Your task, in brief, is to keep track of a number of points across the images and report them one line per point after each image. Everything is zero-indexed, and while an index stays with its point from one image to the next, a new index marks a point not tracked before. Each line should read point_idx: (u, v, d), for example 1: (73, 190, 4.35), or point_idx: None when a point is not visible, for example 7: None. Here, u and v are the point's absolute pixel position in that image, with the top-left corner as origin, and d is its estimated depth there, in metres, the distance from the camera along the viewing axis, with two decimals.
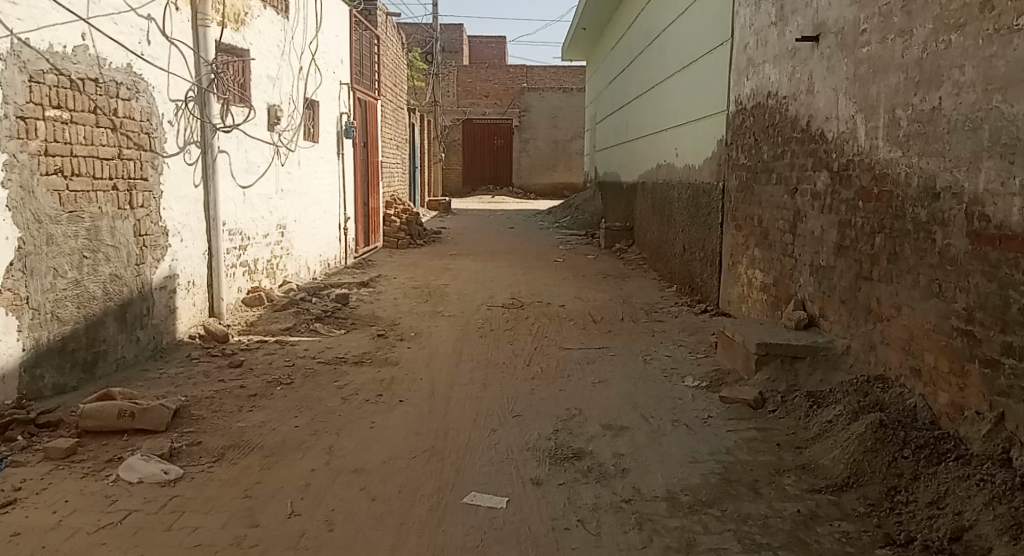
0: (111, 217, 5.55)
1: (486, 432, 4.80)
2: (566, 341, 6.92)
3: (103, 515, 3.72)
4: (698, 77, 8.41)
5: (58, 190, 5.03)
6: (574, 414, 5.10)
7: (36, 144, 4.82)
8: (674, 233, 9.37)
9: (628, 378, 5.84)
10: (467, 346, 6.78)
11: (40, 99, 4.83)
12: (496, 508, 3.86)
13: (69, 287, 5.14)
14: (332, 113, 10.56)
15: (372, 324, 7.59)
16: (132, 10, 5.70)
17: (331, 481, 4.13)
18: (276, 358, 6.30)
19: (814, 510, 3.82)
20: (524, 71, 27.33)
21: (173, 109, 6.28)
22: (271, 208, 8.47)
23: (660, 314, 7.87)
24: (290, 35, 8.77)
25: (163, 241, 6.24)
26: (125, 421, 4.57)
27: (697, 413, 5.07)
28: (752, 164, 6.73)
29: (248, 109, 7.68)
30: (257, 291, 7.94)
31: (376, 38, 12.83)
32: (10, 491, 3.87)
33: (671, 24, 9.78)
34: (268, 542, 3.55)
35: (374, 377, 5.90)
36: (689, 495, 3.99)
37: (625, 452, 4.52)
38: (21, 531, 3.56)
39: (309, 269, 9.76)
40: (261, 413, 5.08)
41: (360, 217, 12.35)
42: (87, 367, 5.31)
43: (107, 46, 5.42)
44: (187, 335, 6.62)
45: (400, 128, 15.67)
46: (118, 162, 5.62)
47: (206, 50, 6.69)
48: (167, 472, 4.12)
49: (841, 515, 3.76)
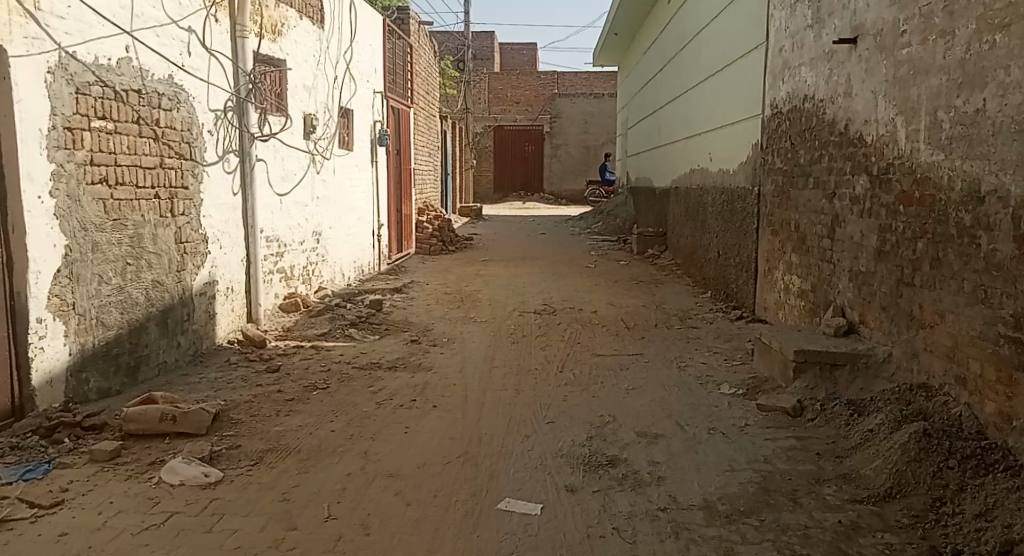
0: (153, 225, 5.66)
1: (520, 439, 4.81)
2: (599, 347, 6.92)
3: (147, 516, 3.79)
4: (732, 80, 8.37)
5: (103, 199, 5.15)
6: (607, 421, 5.10)
7: (82, 154, 4.95)
8: (708, 237, 9.33)
9: (663, 385, 5.83)
10: (500, 352, 6.82)
11: (86, 109, 4.96)
12: (531, 515, 3.88)
13: (114, 293, 5.25)
14: (366, 121, 10.69)
15: (404, 330, 7.64)
16: (174, 23, 5.84)
17: (366, 485, 4.18)
18: (312, 363, 6.38)
19: (856, 522, 3.78)
20: (554, 76, 28.27)
21: (212, 118, 6.42)
22: (308, 215, 8.59)
23: (695, 321, 7.83)
24: (326, 46, 8.91)
25: (204, 248, 6.37)
26: (167, 424, 4.66)
27: (734, 422, 5.04)
28: (789, 168, 6.68)
29: (285, 119, 7.83)
30: (293, 296, 8.07)
31: (409, 46, 13.00)
32: (58, 491, 3.94)
33: (704, 28, 9.77)
34: (305, 546, 3.59)
35: (408, 382, 5.96)
36: (727, 504, 3.96)
37: (660, 460, 4.50)
38: (68, 532, 3.63)
39: (344, 274, 9.88)
40: (297, 417, 5.15)
41: (394, 223, 12.46)
42: (130, 371, 5.42)
43: (150, 58, 5.56)
44: (226, 340, 6.75)
45: (433, 134, 15.75)
46: (160, 171, 5.75)
47: (244, 60, 6.82)
48: (207, 475, 4.20)
49: (884, 527, 3.73)
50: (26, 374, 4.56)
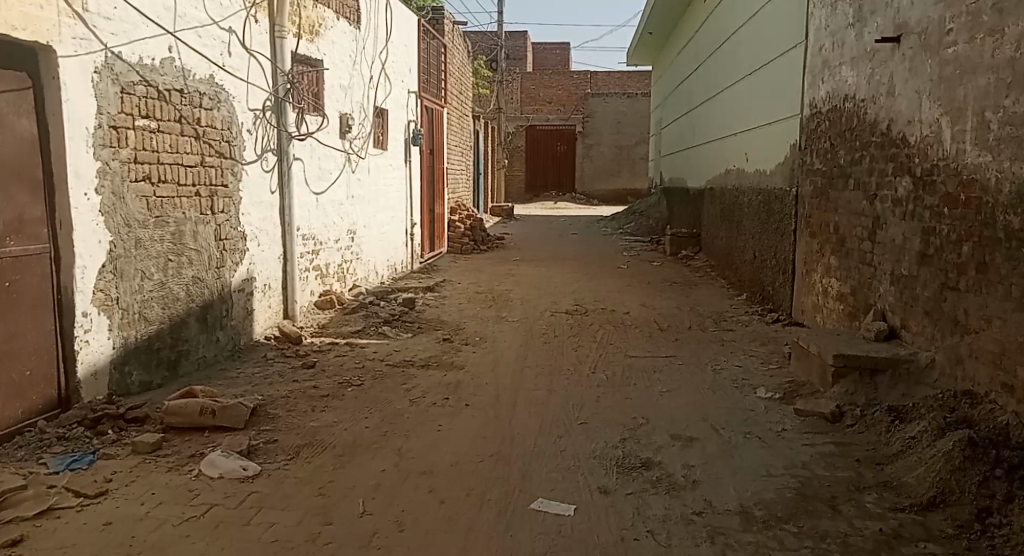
0: (193, 222, 5.77)
1: (553, 439, 4.83)
2: (632, 348, 6.92)
3: (187, 508, 3.87)
4: (770, 80, 8.31)
5: (146, 197, 5.26)
6: (641, 423, 5.10)
7: (127, 152, 5.06)
8: (744, 239, 9.26)
9: (698, 387, 5.81)
10: (532, 352, 6.85)
11: (131, 108, 5.07)
12: (564, 516, 3.90)
13: (156, 288, 5.37)
14: (400, 120, 10.77)
15: (437, 329, 7.69)
16: (215, 24, 5.94)
17: (401, 482, 4.22)
18: (347, 360, 6.46)
19: (897, 530, 3.74)
20: (587, 76, 28.21)
21: (252, 118, 6.52)
22: (343, 214, 8.69)
23: (729, 323, 7.79)
24: (362, 46, 9.00)
25: (242, 245, 6.47)
26: (206, 418, 4.74)
27: (771, 426, 5.02)
28: (828, 169, 6.62)
29: (322, 119, 7.93)
30: (328, 294, 8.16)
31: (443, 46, 13.07)
32: (102, 482, 4.03)
33: (740, 27, 9.71)
34: (341, 541, 3.64)
35: (441, 380, 6.00)
36: (763, 510, 3.95)
37: (695, 463, 4.49)
38: (112, 521, 3.70)
39: (377, 273, 9.97)
40: (332, 414, 5.22)
41: (427, 222, 12.54)
42: (170, 365, 5.53)
43: (192, 59, 5.67)
44: (263, 336, 6.85)
45: (465, 134, 15.82)
46: (200, 169, 5.86)
47: (283, 61, 6.92)
48: (245, 469, 4.28)
49: (927, 537, 3.69)
50: (72, 367, 4.68)
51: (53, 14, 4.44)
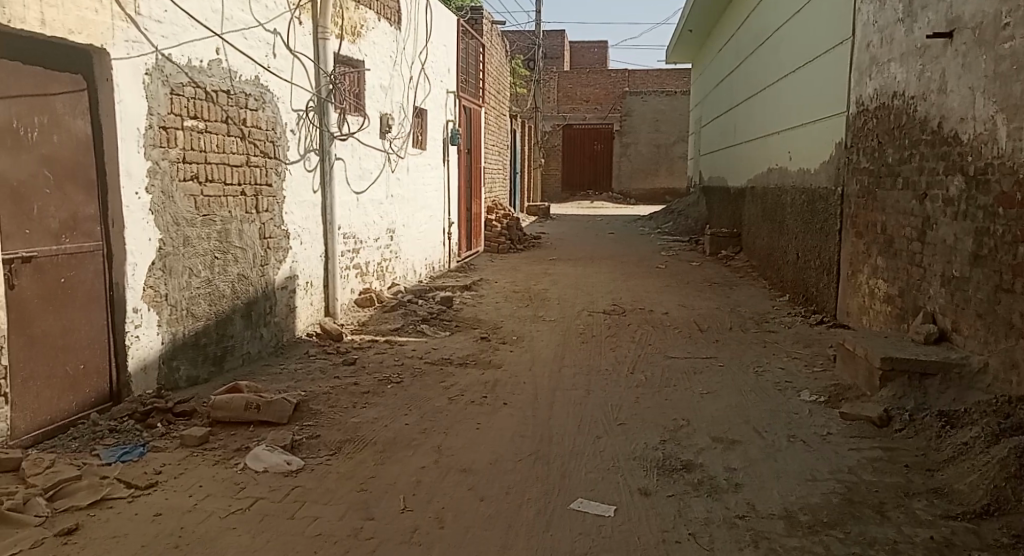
0: (239, 221, 5.89)
1: (592, 439, 4.85)
2: (671, 349, 6.90)
3: (233, 501, 3.96)
4: (814, 78, 8.23)
5: (194, 196, 5.38)
6: (682, 424, 5.09)
7: (176, 152, 5.17)
8: (787, 239, 9.18)
9: (739, 390, 5.78)
10: (570, 351, 6.86)
11: (180, 109, 5.19)
12: (604, 516, 3.91)
13: (202, 285, 5.48)
14: (439, 120, 10.85)
15: (475, 327, 7.75)
16: (260, 26, 6.05)
17: (441, 479, 4.27)
18: (386, 357, 6.54)
19: (949, 538, 3.70)
20: (625, 75, 28.09)
21: (295, 118, 6.63)
22: (382, 213, 8.78)
23: (772, 325, 7.73)
24: (402, 46, 9.08)
25: (285, 243, 6.58)
26: (251, 413, 4.84)
27: (815, 429, 4.98)
28: (876, 168, 6.54)
29: (363, 119, 8.03)
30: (368, 292, 8.26)
31: (481, 46, 13.13)
32: (151, 474, 4.14)
33: (783, 25, 9.62)
34: (383, 536, 3.70)
35: (479, 379, 6.05)
36: (808, 515, 3.93)
37: (737, 466, 4.48)
38: (162, 512, 3.80)
39: (415, 271, 10.05)
40: (373, 410, 5.29)
41: (464, 221, 12.61)
42: (216, 361, 5.65)
43: (238, 60, 5.79)
44: (305, 333, 6.96)
45: (502, 133, 15.87)
46: (246, 169, 5.97)
47: (325, 62, 7.01)
48: (289, 463, 4.36)
49: (981, 545, 3.64)
50: (123, 360, 4.81)
51: (107, 18, 4.56)
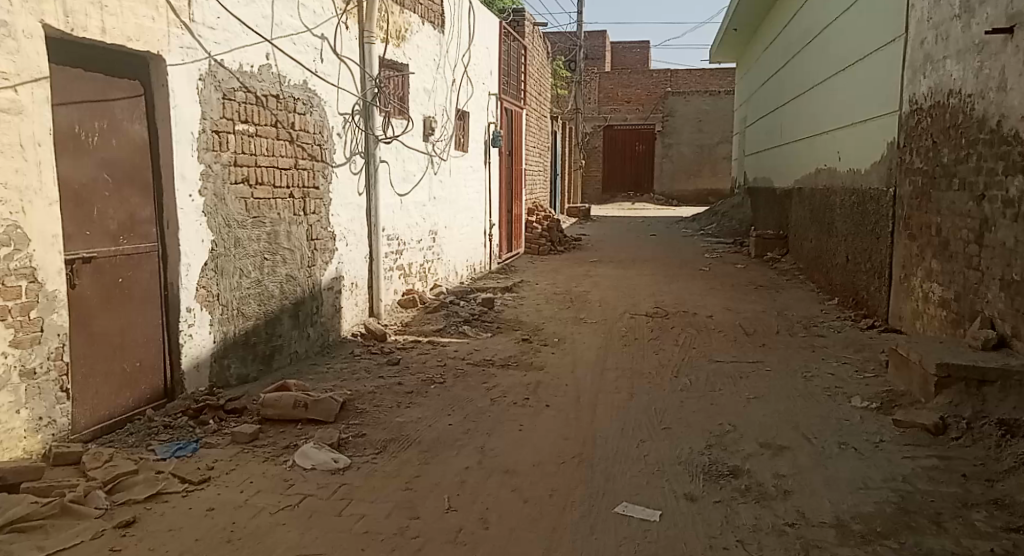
0: (287, 223, 6.00)
1: (636, 443, 4.86)
2: (715, 353, 6.87)
3: (282, 497, 4.04)
4: (864, 77, 8.11)
5: (244, 198, 5.50)
6: (728, 429, 5.07)
7: (227, 156, 5.30)
8: (836, 241, 9.07)
9: (787, 395, 5.74)
10: (612, 354, 6.87)
11: (231, 114, 5.31)
12: (650, 521, 3.92)
13: (252, 286, 5.60)
14: (481, 123, 10.91)
15: (516, 329, 7.79)
16: (308, 31, 6.16)
17: (485, 480, 4.32)
18: (429, 357, 6.61)
19: (1010, 551, 3.64)
20: (667, 75, 27.93)
21: (342, 122, 6.73)
22: (425, 215, 8.86)
23: (820, 329, 7.65)
24: (445, 49, 9.16)
25: (332, 245, 6.70)
26: (299, 411, 4.94)
27: (868, 436, 4.92)
28: (931, 168, 6.44)
29: (407, 121, 8.12)
30: (410, 293, 8.35)
31: (523, 48, 13.17)
32: (204, 469, 4.25)
33: (833, 23, 9.50)
34: (428, 535, 3.75)
35: (521, 380, 6.09)
36: (862, 524, 3.89)
37: (786, 472, 4.46)
38: (214, 507, 3.90)
39: (457, 273, 10.14)
40: (417, 410, 5.36)
41: (505, 223, 12.66)
42: (265, 360, 5.78)
43: (287, 65, 5.90)
44: (350, 333, 7.06)
45: (543, 135, 15.90)
46: (294, 172, 6.09)
47: (371, 66, 7.11)
48: (337, 461, 4.45)
49: None
50: (177, 359, 4.95)
51: (163, 25, 4.69)
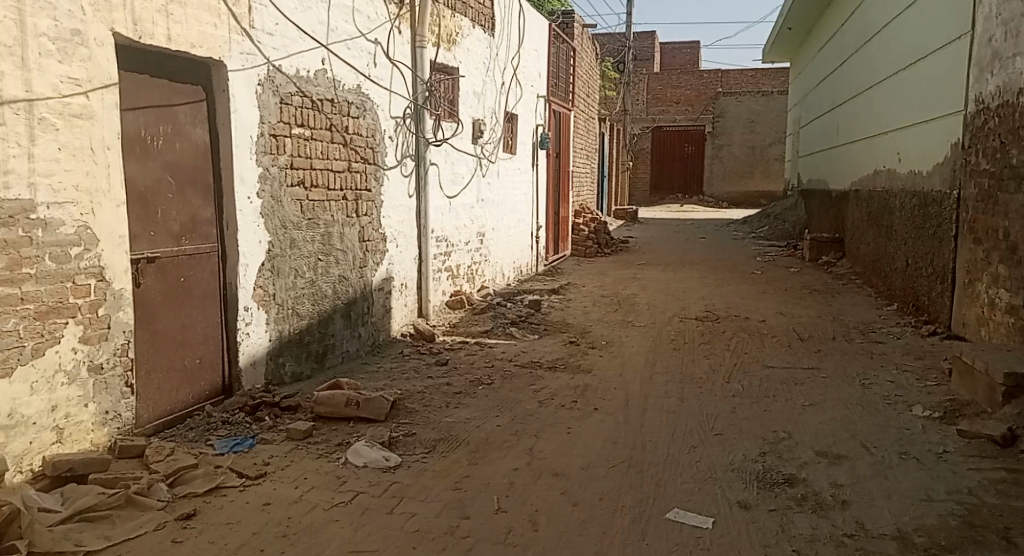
0: (341, 224, 6.12)
1: (687, 448, 4.85)
2: (767, 359, 6.81)
3: (336, 494, 4.13)
4: (926, 77, 7.96)
5: (300, 200, 5.63)
6: (783, 437, 5.03)
7: (284, 159, 5.42)
8: (896, 245, 8.90)
9: (844, 403, 5.66)
10: (661, 358, 6.85)
11: (289, 118, 5.44)
12: (702, 528, 3.92)
13: (307, 286, 5.73)
14: (529, 125, 10.95)
15: (563, 331, 7.82)
16: (363, 36, 6.27)
17: (534, 482, 4.36)
18: (477, 358, 6.68)
19: None
20: (719, 75, 27.66)
21: (393, 125, 6.83)
22: (473, 217, 8.93)
23: (878, 336, 7.52)
24: (495, 52, 9.22)
25: (382, 246, 6.80)
26: (351, 409, 5.03)
27: (930, 447, 4.84)
28: (998, 170, 6.30)
29: (456, 124, 8.20)
30: (459, 294, 8.44)
31: (572, 50, 13.18)
32: (261, 464, 4.37)
33: (893, 21, 9.33)
34: (478, 535, 3.80)
35: (569, 383, 6.11)
36: (925, 537, 3.83)
37: (844, 482, 4.41)
38: (271, 502, 4.01)
39: (504, 274, 10.20)
40: (466, 410, 5.42)
41: (552, 225, 12.68)
42: (318, 358, 5.90)
43: (342, 70, 6.02)
44: (400, 333, 7.17)
45: (591, 137, 15.90)
46: (347, 174, 6.20)
47: (422, 70, 7.20)
48: (388, 459, 4.53)
49: None
50: (234, 356, 5.09)
51: (225, 32, 4.83)
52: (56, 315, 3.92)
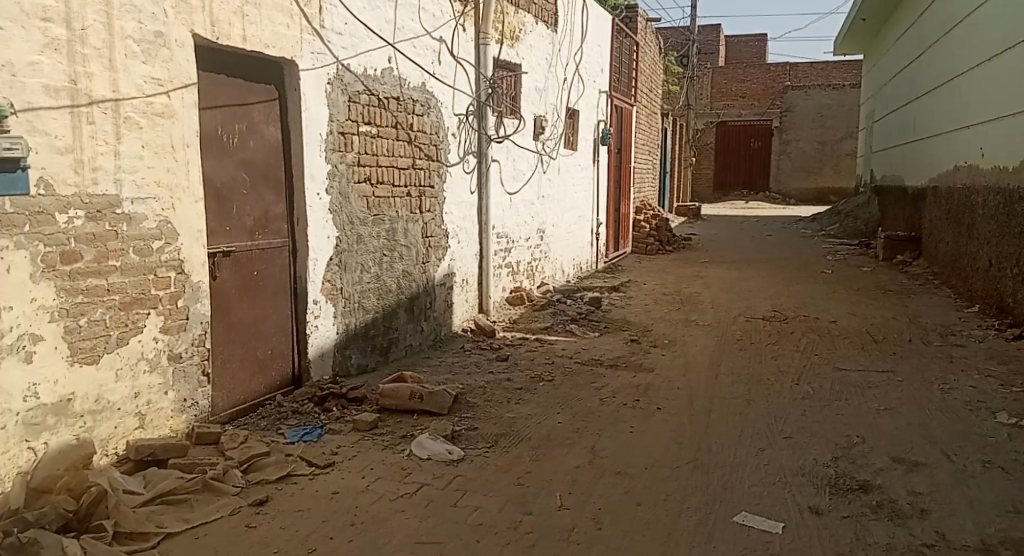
0: (405, 221, 6.22)
1: (755, 451, 4.81)
2: (838, 360, 6.70)
3: (401, 485, 4.22)
4: (1013, 68, 7.70)
5: (367, 196, 5.74)
6: (856, 442, 4.96)
7: (352, 156, 5.54)
8: (977, 245, 8.64)
9: (921, 408, 5.54)
10: (726, 358, 6.79)
11: (356, 116, 5.55)
12: (771, 533, 3.89)
13: (372, 280, 5.84)
14: (591, 121, 10.94)
15: (624, 329, 7.81)
16: (428, 34, 6.36)
17: (596, 480, 4.38)
18: (538, 355, 6.72)
19: None
20: (787, 68, 27.17)
21: (456, 122, 6.91)
22: (533, 213, 8.97)
23: (957, 338, 7.32)
24: (557, 48, 9.24)
25: (444, 242, 6.89)
26: (414, 402, 5.12)
27: (1014, 456, 4.70)
28: None
29: (519, 121, 8.24)
30: (519, 290, 8.49)
31: (635, 44, 13.09)
32: (329, 454, 4.48)
33: (977, 10, 9.04)
34: (542, 531, 3.84)
35: (630, 381, 6.11)
36: (1010, 550, 3.74)
37: (922, 490, 4.32)
38: (339, 491, 4.11)
39: (564, 271, 10.22)
40: (527, 406, 5.47)
41: (613, 221, 12.64)
42: (382, 351, 6.02)
43: (407, 68, 6.12)
44: (460, 328, 7.26)
45: (653, 132, 15.77)
46: (412, 171, 6.30)
47: (484, 67, 7.25)
48: (451, 452, 4.60)
49: None
50: (304, 348, 5.23)
51: (297, 32, 4.95)
52: (139, 306, 4.09)
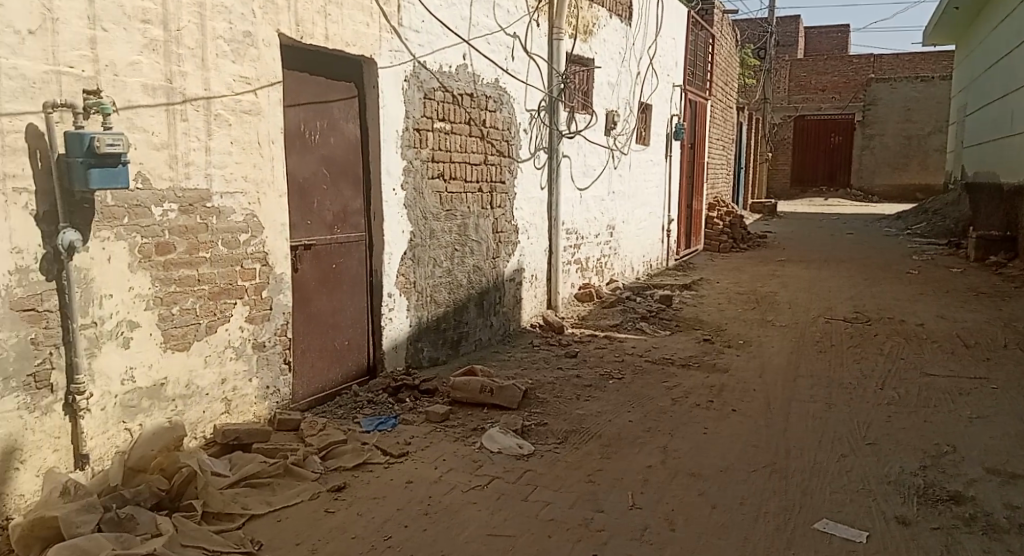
0: (476, 216, 6.30)
1: (836, 457, 4.74)
2: (930, 366, 6.52)
3: (473, 477, 4.30)
4: None
5: (440, 192, 5.83)
6: (946, 451, 4.83)
7: (426, 152, 5.63)
8: None
9: (1016, 417, 5.35)
10: (804, 361, 6.68)
11: (431, 112, 5.64)
12: (854, 542, 3.83)
13: (444, 275, 5.94)
14: (664, 116, 10.85)
15: (696, 328, 7.75)
16: (502, 31, 6.42)
17: (669, 481, 4.38)
18: (607, 353, 6.72)
19: None
20: (872, 60, 26.41)
21: (528, 118, 6.96)
22: (603, 209, 8.95)
23: None
24: (631, 42, 9.19)
25: (514, 238, 6.95)
26: (485, 396, 5.20)
27: None
28: None
29: (590, 116, 8.25)
30: (587, 287, 8.50)
31: (710, 38, 12.93)
32: (402, 444, 4.59)
33: None
34: (613, 529, 3.87)
35: (703, 381, 6.07)
36: None
37: (1019, 504, 4.18)
38: (413, 480, 4.21)
39: (633, 268, 10.18)
40: (596, 403, 5.50)
41: (683, 218, 12.53)
42: (453, 345, 6.11)
43: (481, 64, 6.19)
44: (530, 324, 7.32)
45: (727, 127, 15.55)
46: (484, 167, 6.37)
47: (558, 62, 7.26)
48: (522, 447, 4.66)
49: None
50: (379, 339, 5.36)
51: (376, 31, 5.07)
52: (226, 296, 4.26)
